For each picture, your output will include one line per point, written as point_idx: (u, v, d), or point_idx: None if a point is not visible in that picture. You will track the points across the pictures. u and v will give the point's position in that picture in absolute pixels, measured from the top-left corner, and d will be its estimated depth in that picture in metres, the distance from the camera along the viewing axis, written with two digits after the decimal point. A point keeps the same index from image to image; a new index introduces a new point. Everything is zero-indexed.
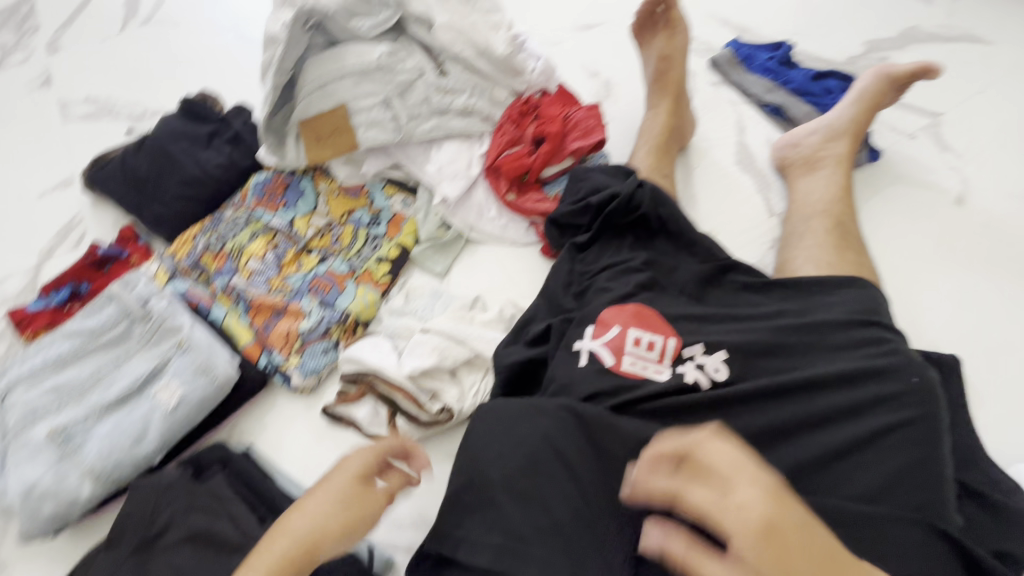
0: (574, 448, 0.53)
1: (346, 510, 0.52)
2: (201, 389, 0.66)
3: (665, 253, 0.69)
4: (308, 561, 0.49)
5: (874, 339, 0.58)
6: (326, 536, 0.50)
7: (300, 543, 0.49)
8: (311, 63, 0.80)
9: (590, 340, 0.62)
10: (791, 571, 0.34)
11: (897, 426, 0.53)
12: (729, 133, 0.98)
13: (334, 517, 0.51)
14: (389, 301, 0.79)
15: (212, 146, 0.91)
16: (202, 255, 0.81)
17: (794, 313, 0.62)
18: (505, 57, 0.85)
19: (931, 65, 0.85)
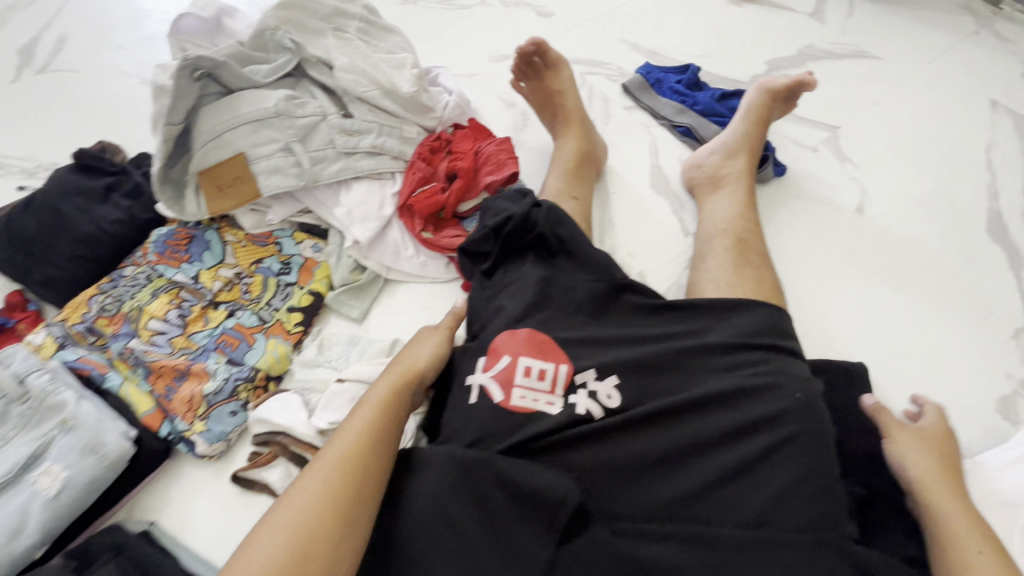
0: (461, 501, 0.51)
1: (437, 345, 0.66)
2: (87, 470, 0.61)
3: (563, 271, 0.69)
4: (417, 376, 0.62)
5: (764, 360, 0.61)
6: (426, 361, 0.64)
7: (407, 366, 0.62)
8: (204, 113, 0.77)
9: (481, 373, 0.61)
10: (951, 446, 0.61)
11: (785, 443, 0.55)
12: (643, 156, 1.00)
13: (427, 351, 0.65)
14: (302, 352, 0.77)
15: (109, 200, 0.86)
16: (97, 319, 0.76)
17: (689, 335, 0.63)
18: (411, 96, 0.85)
19: (805, 78, 0.91)
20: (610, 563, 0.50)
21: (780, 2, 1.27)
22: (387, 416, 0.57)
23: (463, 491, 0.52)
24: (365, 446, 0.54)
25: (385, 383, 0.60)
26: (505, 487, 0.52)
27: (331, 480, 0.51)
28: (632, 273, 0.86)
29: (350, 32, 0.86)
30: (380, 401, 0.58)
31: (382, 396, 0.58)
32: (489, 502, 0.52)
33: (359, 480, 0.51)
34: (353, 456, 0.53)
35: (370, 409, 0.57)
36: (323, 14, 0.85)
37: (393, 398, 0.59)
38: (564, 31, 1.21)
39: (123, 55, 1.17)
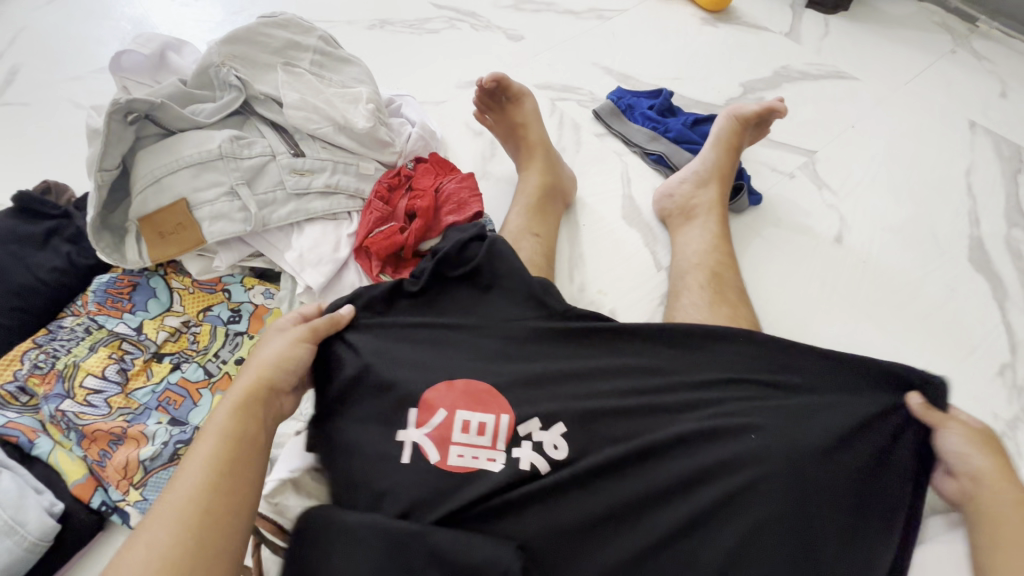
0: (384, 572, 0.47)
1: (285, 345, 0.58)
2: (4, 553, 0.56)
3: (498, 306, 0.63)
4: (268, 391, 0.55)
5: (722, 400, 0.57)
6: (273, 371, 0.56)
7: (251, 387, 0.55)
8: (143, 158, 0.73)
9: (415, 430, 0.55)
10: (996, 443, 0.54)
11: (746, 489, 0.51)
12: (615, 185, 0.97)
13: (276, 356, 0.57)
14: None
15: (49, 247, 0.81)
16: (29, 377, 0.71)
17: (645, 371, 0.59)
18: (366, 131, 0.81)
19: (775, 105, 0.88)
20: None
21: (754, 21, 1.25)
22: (238, 448, 0.50)
23: (384, 559, 0.47)
24: (215, 488, 0.48)
25: (226, 411, 0.52)
26: (433, 556, 0.47)
27: (176, 540, 0.44)
28: (602, 311, 0.82)
29: (302, 65, 0.83)
30: (223, 436, 0.51)
31: (225, 428, 0.51)
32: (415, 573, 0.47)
33: (220, 528, 0.46)
34: (196, 507, 0.46)
35: (214, 444, 0.50)
36: (274, 47, 0.83)
37: (243, 424, 0.52)
38: (535, 55, 1.18)
39: (78, 86, 1.13)
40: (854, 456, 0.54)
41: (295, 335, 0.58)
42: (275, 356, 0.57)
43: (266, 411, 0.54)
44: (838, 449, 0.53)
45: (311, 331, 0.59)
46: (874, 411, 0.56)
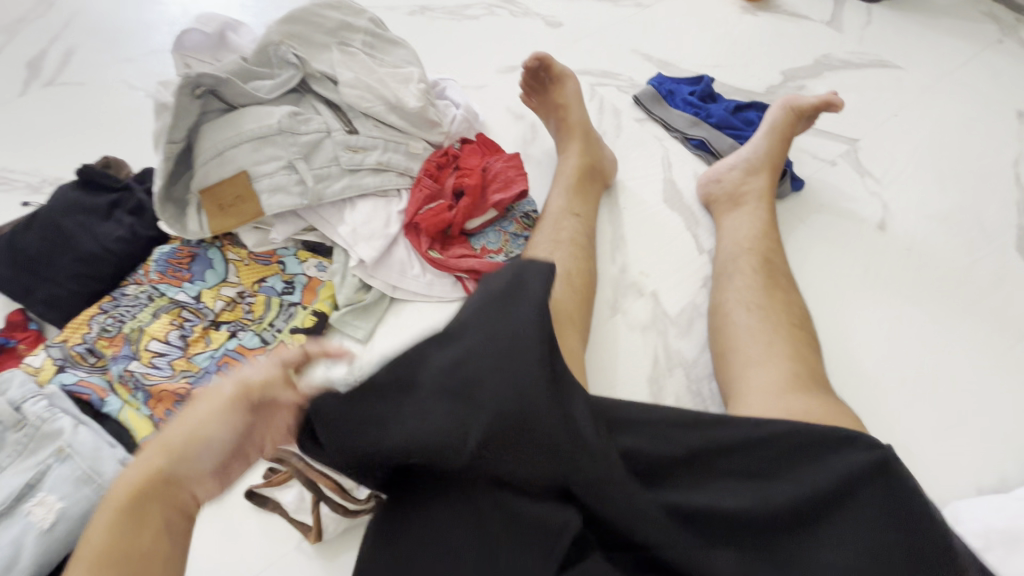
0: (455, 525, 0.48)
1: (197, 421, 0.45)
2: (84, 500, 0.59)
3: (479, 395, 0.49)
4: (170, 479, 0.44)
5: (723, 442, 0.53)
6: (172, 458, 0.44)
7: (144, 480, 0.43)
8: (207, 131, 0.76)
9: None
10: None
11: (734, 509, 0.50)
12: (656, 169, 0.98)
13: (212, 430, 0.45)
14: None
15: (113, 217, 0.84)
16: (97, 340, 0.74)
17: (612, 467, 0.50)
18: (418, 111, 0.83)
19: (833, 99, 0.89)
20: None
21: (795, 10, 1.24)
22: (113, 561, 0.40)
23: (456, 509, 0.49)
24: None
25: (105, 521, 0.42)
26: (499, 509, 0.49)
27: None
28: (645, 292, 0.83)
29: (355, 45, 0.85)
30: (102, 555, 0.40)
31: (94, 548, 0.40)
32: (484, 525, 0.48)
33: None
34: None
35: (77, 570, 0.39)
36: (328, 28, 0.85)
37: (117, 541, 0.41)
38: (574, 41, 1.19)
39: (130, 68, 1.16)
40: (845, 513, 0.50)
41: (208, 412, 0.45)
42: (186, 435, 0.44)
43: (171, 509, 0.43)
44: (820, 544, 0.49)
45: (233, 401, 0.45)
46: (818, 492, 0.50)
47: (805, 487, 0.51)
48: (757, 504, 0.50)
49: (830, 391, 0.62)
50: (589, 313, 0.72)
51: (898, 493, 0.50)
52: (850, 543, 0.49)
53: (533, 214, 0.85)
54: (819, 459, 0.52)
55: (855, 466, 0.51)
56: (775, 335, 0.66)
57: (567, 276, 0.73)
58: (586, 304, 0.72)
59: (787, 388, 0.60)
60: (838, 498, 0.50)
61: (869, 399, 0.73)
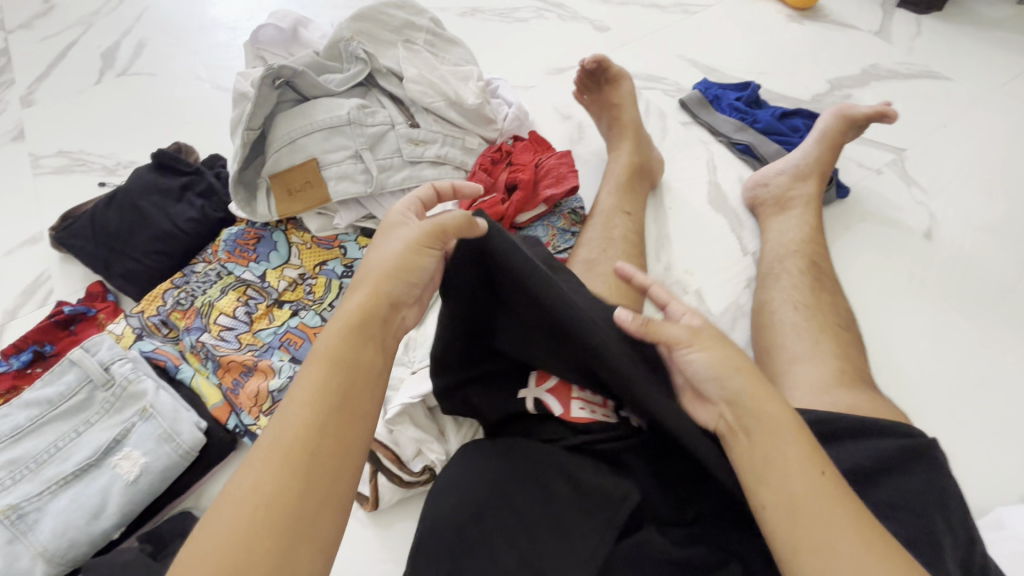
0: (522, 487, 0.52)
1: (408, 245, 0.51)
2: (164, 457, 0.64)
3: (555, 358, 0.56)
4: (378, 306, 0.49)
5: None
6: (390, 280, 0.50)
7: (365, 298, 0.49)
8: (281, 121, 0.81)
9: (535, 387, 0.59)
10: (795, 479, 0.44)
11: None
12: (700, 172, 1.00)
13: (399, 261, 0.51)
14: None
15: (184, 199, 0.90)
16: (171, 312, 0.79)
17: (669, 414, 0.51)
18: (475, 108, 0.87)
19: (885, 109, 0.89)
20: (663, 567, 0.49)
21: (843, 20, 1.24)
22: (348, 369, 0.46)
23: (525, 479, 0.53)
24: (330, 420, 0.43)
25: (337, 331, 0.47)
26: (566, 479, 0.53)
27: (267, 484, 0.40)
28: (688, 290, 0.86)
29: (418, 43, 0.90)
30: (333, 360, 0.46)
31: (330, 351, 0.46)
32: (551, 492, 0.52)
33: (332, 469, 0.42)
34: (306, 438, 0.42)
35: (317, 368, 0.45)
36: (393, 26, 0.89)
37: (349, 348, 0.47)
38: (621, 45, 1.22)
39: (197, 60, 1.23)
40: (880, 491, 0.51)
41: (417, 240, 0.51)
42: (400, 257, 0.51)
43: (383, 331, 0.50)
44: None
45: (438, 233, 0.51)
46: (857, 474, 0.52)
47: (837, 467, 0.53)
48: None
49: (877, 389, 0.63)
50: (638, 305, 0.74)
51: (939, 477, 0.51)
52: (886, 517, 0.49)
53: (580, 211, 0.89)
54: (850, 443, 0.54)
55: (888, 452, 0.52)
56: (824, 333, 0.68)
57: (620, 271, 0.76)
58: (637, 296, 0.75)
59: (835, 384, 0.62)
60: (871, 476, 0.52)
61: (912, 404, 0.74)
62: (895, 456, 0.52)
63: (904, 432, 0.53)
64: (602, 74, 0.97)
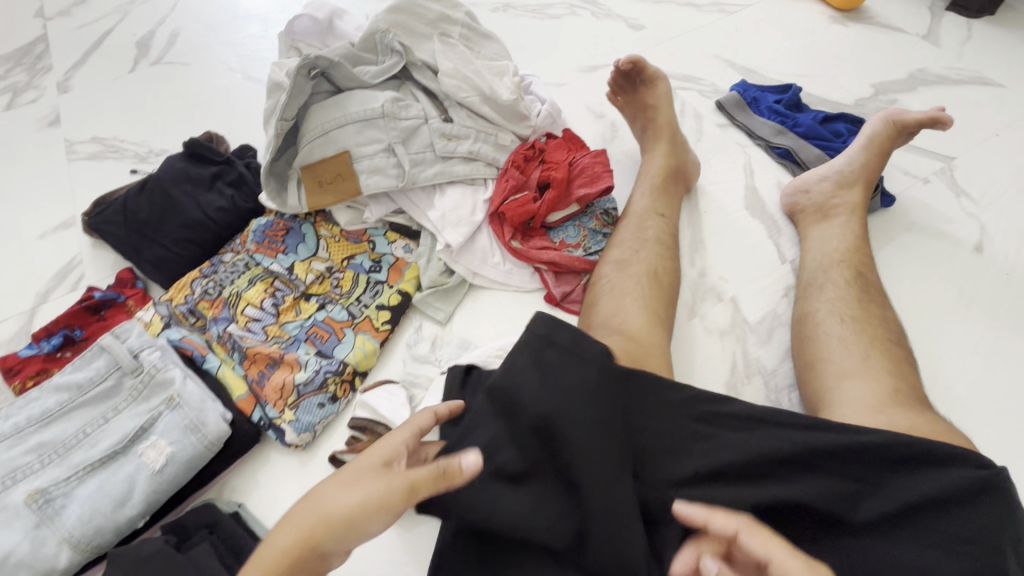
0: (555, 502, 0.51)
1: (367, 501, 0.44)
2: (190, 448, 0.64)
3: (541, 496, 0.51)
4: (311, 555, 0.44)
5: (826, 446, 0.52)
6: (331, 535, 0.44)
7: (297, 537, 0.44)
8: (314, 112, 0.81)
9: None
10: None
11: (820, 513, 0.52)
12: (738, 176, 0.97)
13: (347, 509, 0.44)
14: (414, 346, 0.79)
15: (215, 188, 0.89)
16: (199, 301, 0.79)
17: (632, 518, 0.50)
18: (510, 103, 0.85)
19: (938, 115, 0.85)
20: None
21: (889, 22, 1.20)
22: None
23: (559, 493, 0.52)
24: None
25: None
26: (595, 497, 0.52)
27: None
28: (724, 297, 0.83)
29: (454, 37, 0.88)
30: None
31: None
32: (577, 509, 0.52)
33: None
34: None
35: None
36: (429, 19, 0.87)
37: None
38: (656, 44, 1.19)
39: (229, 51, 1.23)
40: (950, 523, 0.49)
41: (377, 498, 0.44)
42: (352, 511, 0.44)
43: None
44: (913, 546, 0.49)
45: (407, 491, 0.45)
46: (927, 504, 0.50)
47: (903, 495, 0.50)
48: (853, 510, 0.51)
49: (931, 409, 0.60)
50: (672, 311, 0.73)
51: (1008, 509, 0.49)
52: (947, 548, 0.48)
53: (613, 212, 0.86)
54: (917, 470, 0.51)
55: (957, 483, 0.49)
56: (872, 348, 0.65)
57: (654, 274, 0.74)
58: (670, 301, 0.73)
59: (889, 403, 0.59)
60: (940, 504, 0.49)
61: (960, 426, 0.70)
62: (965, 488, 0.49)
63: (977, 458, 0.51)
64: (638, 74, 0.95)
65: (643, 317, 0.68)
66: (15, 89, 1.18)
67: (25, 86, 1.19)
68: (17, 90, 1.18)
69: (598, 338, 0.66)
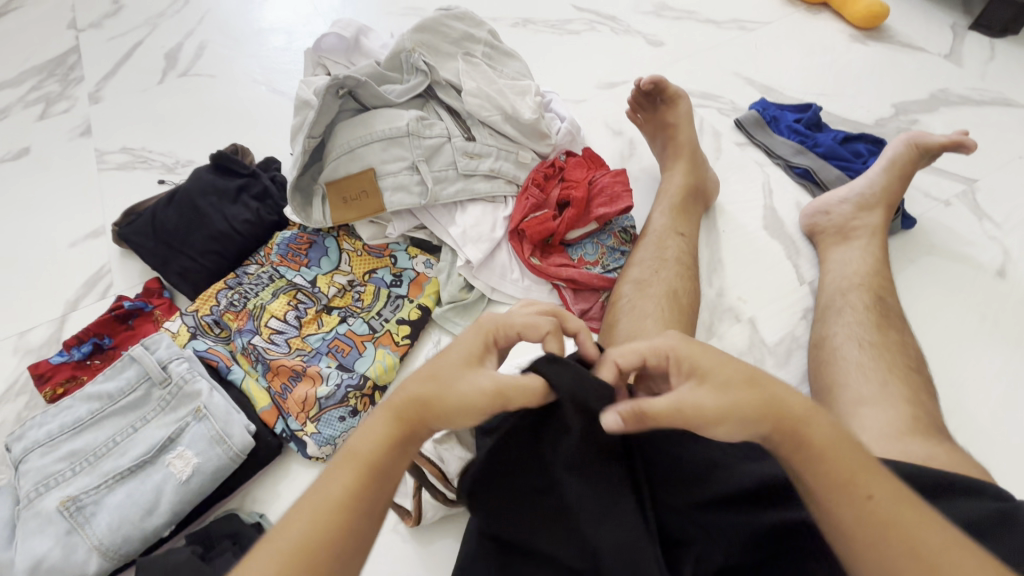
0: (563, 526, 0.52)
1: (472, 385, 0.49)
2: (215, 459, 0.65)
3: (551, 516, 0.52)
4: (420, 422, 0.49)
5: None
6: (438, 412, 0.49)
7: (405, 405, 0.49)
8: (340, 130, 0.83)
9: None
10: (727, 390, 0.46)
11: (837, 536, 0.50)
12: (756, 195, 0.97)
13: (455, 389, 0.49)
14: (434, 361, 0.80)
15: (240, 200, 0.91)
16: (224, 313, 0.80)
17: (646, 544, 0.49)
18: (531, 123, 0.86)
19: (962, 138, 0.85)
20: None
21: (910, 41, 1.20)
22: (365, 478, 0.46)
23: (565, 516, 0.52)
24: (328, 519, 0.43)
25: (374, 435, 0.48)
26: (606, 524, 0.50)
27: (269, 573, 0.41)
28: (742, 318, 0.83)
29: (477, 55, 0.90)
30: (364, 459, 0.47)
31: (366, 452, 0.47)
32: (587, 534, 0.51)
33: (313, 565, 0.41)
34: (318, 530, 0.43)
35: (352, 470, 0.46)
36: (453, 38, 0.89)
37: (381, 454, 0.47)
38: (675, 61, 1.20)
39: (254, 64, 1.26)
40: None
41: (483, 383, 0.49)
42: (454, 401, 0.48)
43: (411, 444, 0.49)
44: None
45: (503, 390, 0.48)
46: None
47: None
48: None
49: (950, 438, 0.60)
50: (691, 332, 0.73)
51: None
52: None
53: (631, 230, 0.87)
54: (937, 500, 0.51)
55: (970, 515, 0.49)
56: (891, 374, 0.64)
57: (673, 294, 0.74)
58: (689, 322, 0.73)
59: (907, 431, 0.59)
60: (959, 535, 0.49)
61: (981, 455, 0.70)
62: (982, 518, 0.49)
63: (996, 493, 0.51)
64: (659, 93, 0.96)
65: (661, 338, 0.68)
66: (48, 99, 1.22)
67: (58, 96, 1.23)
68: (50, 100, 1.22)
69: None
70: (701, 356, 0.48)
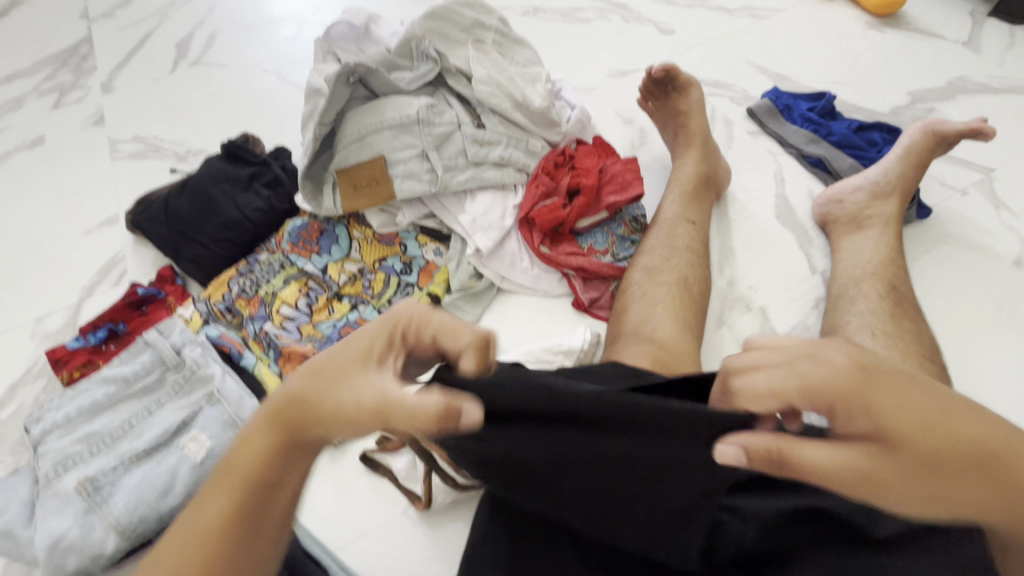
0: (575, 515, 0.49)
1: (358, 394, 0.41)
2: (229, 441, 0.66)
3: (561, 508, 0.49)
4: (300, 426, 0.43)
5: None
6: (321, 419, 0.42)
7: (283, 407, 0.43)
8: (351, 117, 0.83)
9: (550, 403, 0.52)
10: (910, 447, 0.37)
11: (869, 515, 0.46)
12: (768, 184, 0.96)
13: (339, 396, 0.41)
14: None
15: (251, 188, 0.92)
16: (236, 299, 0.81)
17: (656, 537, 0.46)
18: (542, 110, 0.86)
19: (980, 126, 0.83)
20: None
21: (928, 28, 1.17)
22: (243, 490, 0.42)
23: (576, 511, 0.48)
24: (203, 537, 0.41)
25: (256, 443, 0.43)
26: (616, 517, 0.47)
27: None
28: (753, 307, 0.83)
29: (487, 43, 0.89)
30: (244, 470, 0.43)
31: (240, 468, 0.42)
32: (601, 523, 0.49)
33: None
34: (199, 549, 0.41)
35: (227, 486, 0.42)
36: (463, 25, 0.89)
37: (258, 464, 0.42)
38: (686, 49, 1.18)
39: (264, 53, 1.26)
40: None
41: (369, 393, 0.41)
42: (333, 409, 0.41)
43: (297, 450, 0.43)
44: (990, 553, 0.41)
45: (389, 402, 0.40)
46: None
47: None
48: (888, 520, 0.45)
49: None
50: (702, 321, 0.72)
51: None
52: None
53: (641, 219, 0.86)
54: None
55: None
56: (905, 363, 0.64)
57: (684, 282, 0.74)
58: (699, 310, 0.73)
59: None
60: None
61: None
62: None
63: None
64: (670, 81, 0.95)
65: (671, 326, 0.68)
66: (62, 89, 1.23)
67: (71, 86, 1.24)
68: (64, 90, 1.23)
69: (628, 345, 0.66)
70: (878, 392, 0.38)
